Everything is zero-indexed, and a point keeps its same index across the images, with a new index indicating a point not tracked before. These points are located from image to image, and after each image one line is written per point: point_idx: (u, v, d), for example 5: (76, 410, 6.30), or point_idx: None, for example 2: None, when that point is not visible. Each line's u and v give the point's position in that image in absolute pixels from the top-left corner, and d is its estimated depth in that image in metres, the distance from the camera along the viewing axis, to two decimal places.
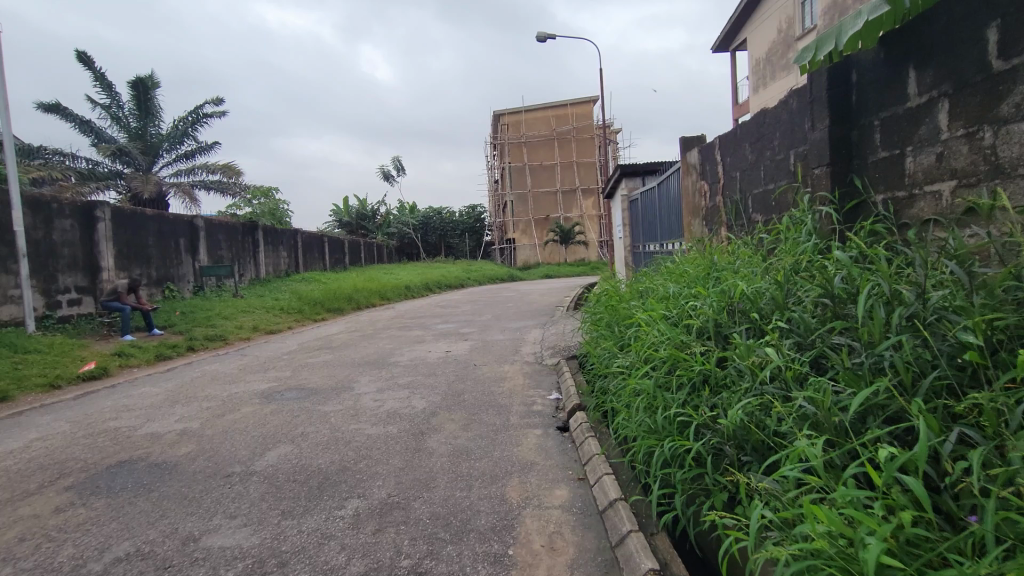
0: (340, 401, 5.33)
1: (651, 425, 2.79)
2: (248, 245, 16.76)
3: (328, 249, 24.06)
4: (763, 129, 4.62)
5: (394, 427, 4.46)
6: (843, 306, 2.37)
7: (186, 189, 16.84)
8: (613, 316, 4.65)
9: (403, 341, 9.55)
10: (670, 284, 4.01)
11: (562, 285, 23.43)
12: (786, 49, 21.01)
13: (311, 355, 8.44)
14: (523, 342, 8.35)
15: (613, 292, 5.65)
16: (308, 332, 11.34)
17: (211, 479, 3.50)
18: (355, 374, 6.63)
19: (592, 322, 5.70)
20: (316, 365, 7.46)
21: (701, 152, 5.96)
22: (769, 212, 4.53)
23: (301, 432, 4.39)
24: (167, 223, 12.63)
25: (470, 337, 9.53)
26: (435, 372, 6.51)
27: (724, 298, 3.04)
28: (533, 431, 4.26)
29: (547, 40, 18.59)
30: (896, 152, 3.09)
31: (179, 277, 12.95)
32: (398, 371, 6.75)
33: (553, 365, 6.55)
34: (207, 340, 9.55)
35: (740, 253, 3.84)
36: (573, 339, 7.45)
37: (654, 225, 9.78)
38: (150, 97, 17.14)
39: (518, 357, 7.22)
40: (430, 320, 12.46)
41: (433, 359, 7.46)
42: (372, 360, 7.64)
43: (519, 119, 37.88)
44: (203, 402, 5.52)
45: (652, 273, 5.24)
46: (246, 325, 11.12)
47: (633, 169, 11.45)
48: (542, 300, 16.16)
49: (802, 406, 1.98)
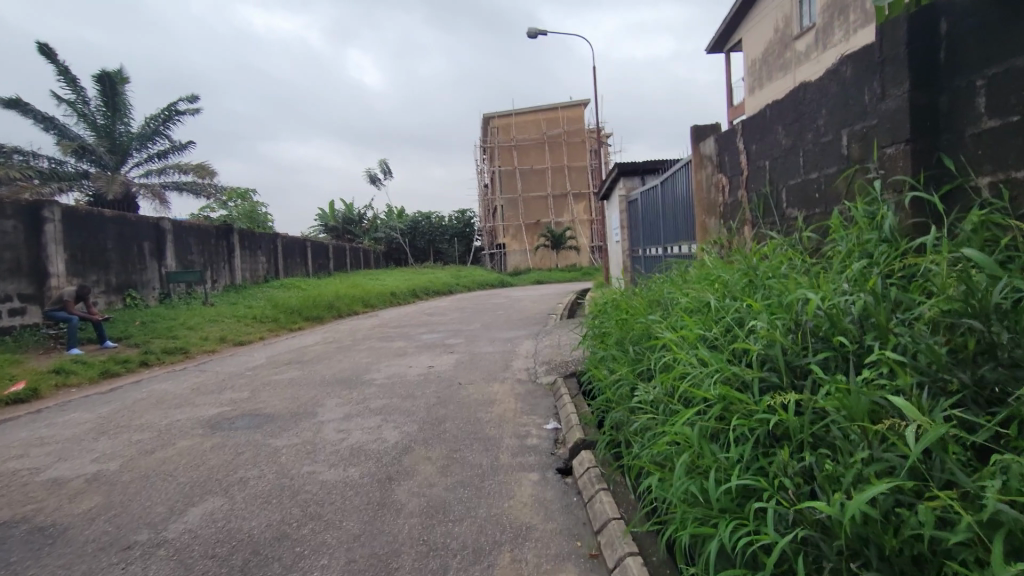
0: (298, 432, 4.48)
1: (695, 494, 1.98)
2: (222, 249, 15.85)
3: (311, 254, 23.13)
4: (803, 106, 3.85)
5: (357, 469, 3.63)
6: (1000, 335, 1.62)
7: (156, 190, 15.93)
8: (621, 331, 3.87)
9: (383, 354, 8.70)
10: (698, 293, 3.21)
11: (555, 290, 22.67)
12: (783, 48, 20.41)
13: (279, 371, 7.57)
14: (515, 356, 7.52)
15: (616, 302, 4.88)
16: (281, 344, 10.46)
17: (103, 553, 2.64)
18: (321, 396, 5.77)
19: (592, 337, 4.92)
20: (280, 383, 6.61)
21: (719, 140, 5.20)
22: (812, 206, 3.76)
23: (241, 478, 3.53)
24: (128, 225, 11.79)
25: (456, 349, 8.71)
26: (413, 393, 5.67)
27: (786, 314, 2.29)
28: (527, 476, 3.42)
29: (538, 36, 17.91)
30: (1015, 119, 2.31)
31: (142, 283, 12.08)
32: (371, 391, 5.90)
33: (548, 385, 5.72)
34: (165, 354, 8.65)
35: (790, 257, 3.05)
36: (570, 353, 6.64)
37: (658, 228, 9.01)
38: (119, 93, 16.24)
39: (509, 374, 6.40)
40: (414, 330, 11.62)
41: (413, 376, 6.62)
42: (345, 377, 6.78)
43: (509, 122, 37.19)
44: (134, 433, 4.64)
45: (664, 280, 4.47)
46: (212, 337, 10.22)
47: (632, 168, 10.66)
48: (533, 307, 15.35)
49: (994, 508, 1.22)
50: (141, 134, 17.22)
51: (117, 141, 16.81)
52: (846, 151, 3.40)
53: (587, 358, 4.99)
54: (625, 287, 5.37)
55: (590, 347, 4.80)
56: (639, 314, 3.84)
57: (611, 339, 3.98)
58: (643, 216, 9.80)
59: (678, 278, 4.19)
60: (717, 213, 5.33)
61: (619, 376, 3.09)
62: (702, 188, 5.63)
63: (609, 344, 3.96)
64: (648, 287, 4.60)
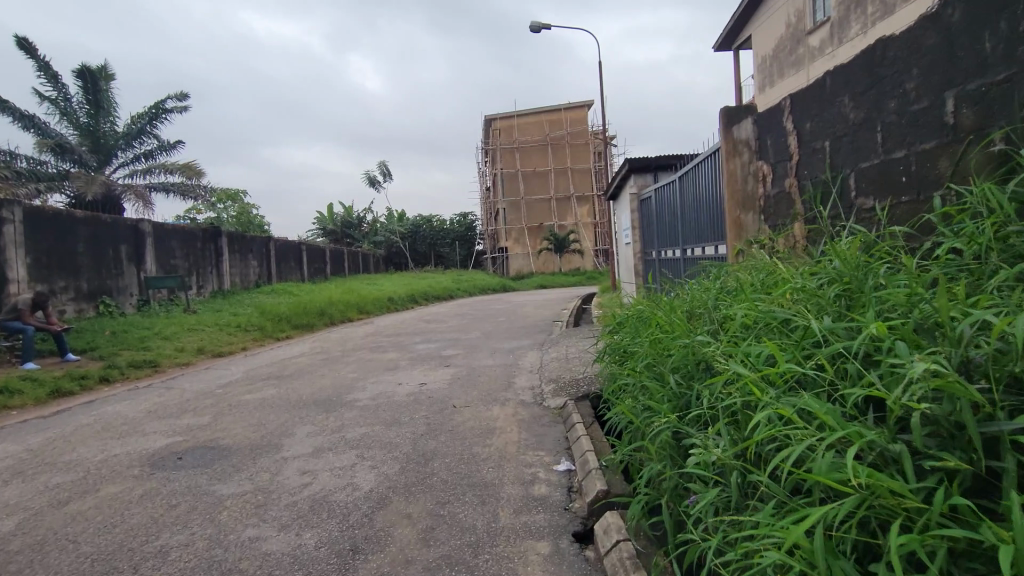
0: (253, 474, 3.66)
1: None
2: (209, 254, 15.07)
3: (306, 258, 22.32)
4: (882, 69, 3.01)
5: (313, 533, 2.80)
6: None
7: (140, 191, 15.19)
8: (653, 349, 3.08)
9: (372, 368, 7.89)
10: (765, 304, 2.37)
11: (560, 296, 21.86)
12: (795, 44, 19.60)
13: (253, 388, 6.75)
14: (517, 372, 6.69)
15: (639, 311, 4.06)
16: (264, 355, 9.65)
17: None
18: (291, 423, 4.93)
19: (610, 353, 4.12)
20: (250, 405, 5.79)
21: (761, 122, 4.38)
22: (893, 194, 2.94)
23: (161, 547, 2.71)
24: (102, 228, 11.08)
25: (452, 362, 7.87)
26: (399, 420, 4.82)
27: (945, 345, 1.47)
28: (534, 548, 2.58)
29: (542, 30, 17.15)
30: None
31: (118, 290, 11.34)
32: (351, 416, 5.07)
33: (557, 409, 4.88)
34: (131, 368, 7.86)
35: (896, 259, 2.23)
36: (581, 371, 5.80)
37: (677, 229, 8.19)
38: (101, 89, 15.55)
39: (511, 394, 5.57)
40: (409, 339, 10.80)
41: (401, 396, 5.79)
42: (325, 396, 5.97)
43: (511, 124, 36.48)
44: (56, 475, 3.83)
45: (703, 287, 3.67)
46: (189, 348, 9.42)
47: (644, 164, 9.78)
48: (536, 314, 14.52)
49: None
50: (126, 133, 16.51)
51: (100, 140, 16.09)
52: (952, 119, 2.57)
53: (605, 379, 4.18)
54: (647, 291, 4.56)
55: (607, 365, 3.99)
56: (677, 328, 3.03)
57: (638, 359, 3.17)
58: (661, 215, 8.91)
59: (721, 284, 3.39)
60: (755, 210, 4.50)
61: (660, 417, 2.29)
62: (734, 180, 4.80)
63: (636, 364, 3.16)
64: (678, 294, 3.80)
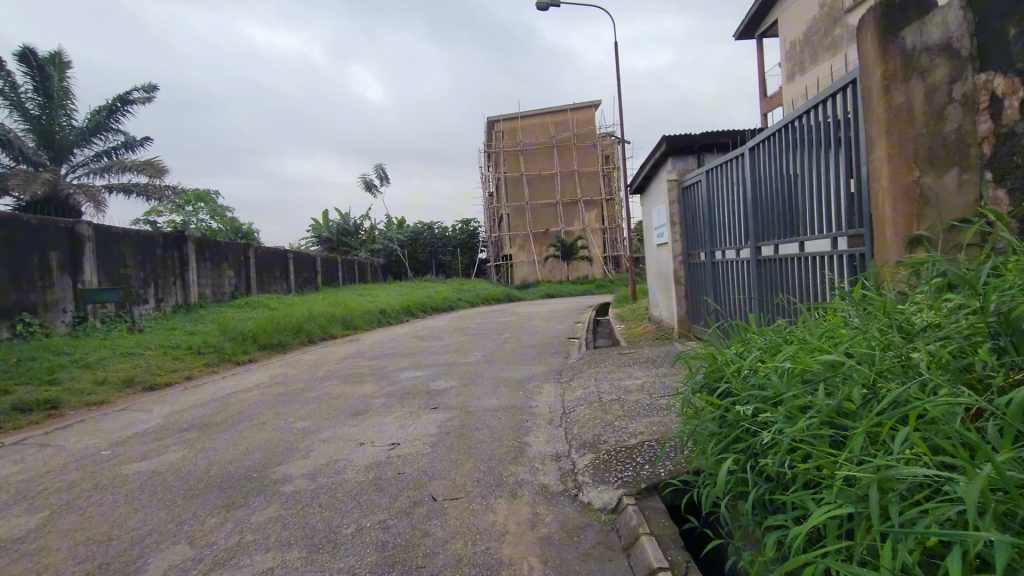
0: None
1: None
2: (172, 262, 13.10)
3: (293, 267, 20.36)
4: None
5: None
6: None
7: (91, 191, 13.27)
8: (929, 490, 1.27)
9: (334, 409, 5.88)
10: None
11: (571, 305, 19.84)
12: (831, 24, 17.61)
13: (154, 449, 4.73)
14: (533, 425, 4.67)
15: (767, 359, 2.22)
16: (210, 388, 7.63)
17: None
18: (151, 543, 2.89)
19: (715, 433, 2.28)
20: (124, 486, 3.79)
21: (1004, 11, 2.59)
22: None
23: None
24: (20, 229, 9.15)
25: (441, 404, 5.81)
26: (334, 540, 2.80)
27: None
28: None
29: (549, 7, 15.19)
30: None
31: (44, 305, 9.38)
32: (259, 522, 3.06)
33: (609, 514, 2.88)
34: (11, 414, 5.87)
35: None
36: (633, 435, 3.79)
37: (743, 224, 6.23)
38: (52, 78, 13.64)
39: (524, 474, 3.55)
40: (395, 364, 8.76)
41: (357, 471, 3.79)
42: (243, 471, 3.95)
43: (515, 125, 34.55)
44: None
45: (929, 327, 1.86)
46: (113, 380, 7.45)
47: (686, 144, 7.70)
48: (548, 329, 12.51)
49: None
50: (85, 128, 14.70)
51: (54, 136, 14.25)
52: None
53: (706, 481, 2.36)
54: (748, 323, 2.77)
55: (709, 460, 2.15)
56: (1001, 445, 1.23)
57: (860, 493, 1.36)
58: (718, 206, 6.86)
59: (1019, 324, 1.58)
60: (962, 167, 2.73)
61: None
62: (905, 122, 2.83)
63: (858, 506, 1.36)
64: (861, 334, 1.97)
